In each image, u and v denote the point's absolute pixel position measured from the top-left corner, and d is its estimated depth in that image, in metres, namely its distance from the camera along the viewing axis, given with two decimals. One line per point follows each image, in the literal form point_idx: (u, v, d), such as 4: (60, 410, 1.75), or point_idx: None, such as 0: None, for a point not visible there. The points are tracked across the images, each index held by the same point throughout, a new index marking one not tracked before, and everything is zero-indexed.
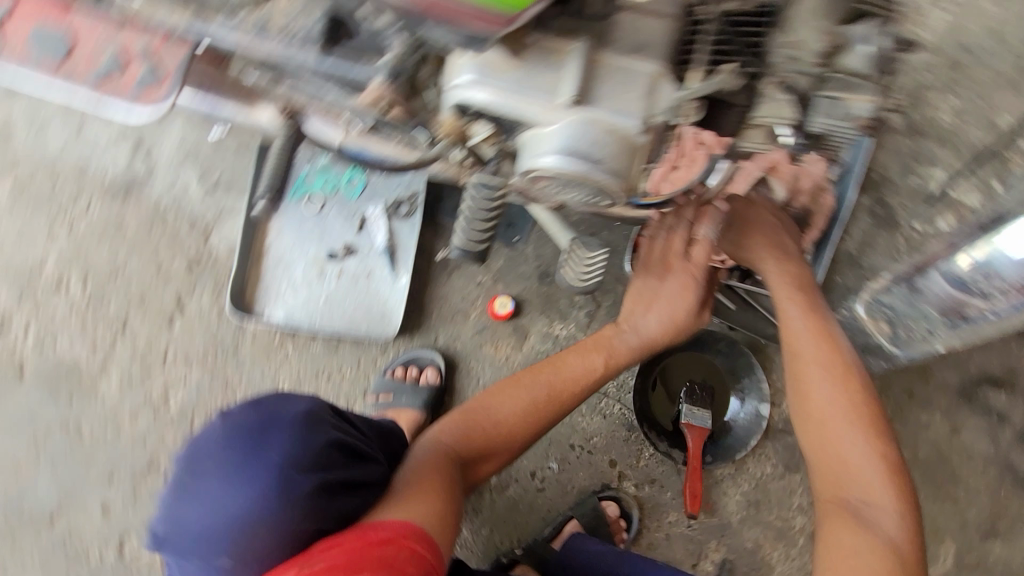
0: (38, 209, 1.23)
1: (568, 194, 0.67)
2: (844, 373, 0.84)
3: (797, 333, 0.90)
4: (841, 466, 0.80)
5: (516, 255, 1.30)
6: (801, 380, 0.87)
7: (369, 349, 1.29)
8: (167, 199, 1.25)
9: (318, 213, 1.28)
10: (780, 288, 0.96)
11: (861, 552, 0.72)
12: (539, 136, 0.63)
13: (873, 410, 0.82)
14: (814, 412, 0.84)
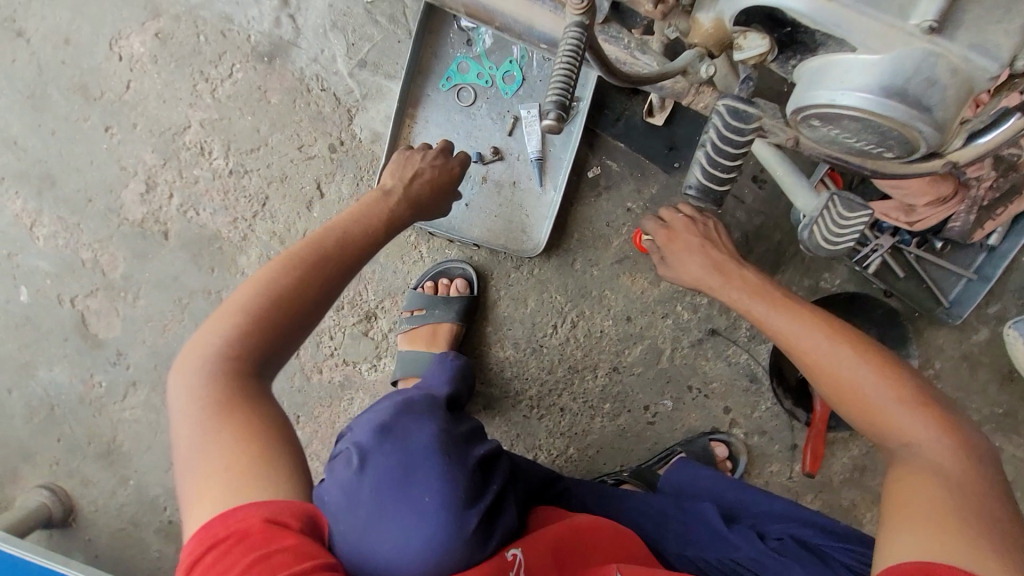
0: (182, 64, 1.16)
1: (851, 134, 0.62)
2: (831, 324, 0.77)
3: (767, 303, 0.84)
4: (870, 415, 0.71)
5: (674, 183, 1.19)
6: (790, 340, 0.78)
7: (502, 264, 1.23)
8: (314, 72, 1.15)
9: (468, 108, 1.16)
10: (729, 270, 0.93)
11: (953, 527, 0.59)
12: (855, 63, 0.57)
13: (883, 352, 0.74)
14: (819, 363, 0.75)
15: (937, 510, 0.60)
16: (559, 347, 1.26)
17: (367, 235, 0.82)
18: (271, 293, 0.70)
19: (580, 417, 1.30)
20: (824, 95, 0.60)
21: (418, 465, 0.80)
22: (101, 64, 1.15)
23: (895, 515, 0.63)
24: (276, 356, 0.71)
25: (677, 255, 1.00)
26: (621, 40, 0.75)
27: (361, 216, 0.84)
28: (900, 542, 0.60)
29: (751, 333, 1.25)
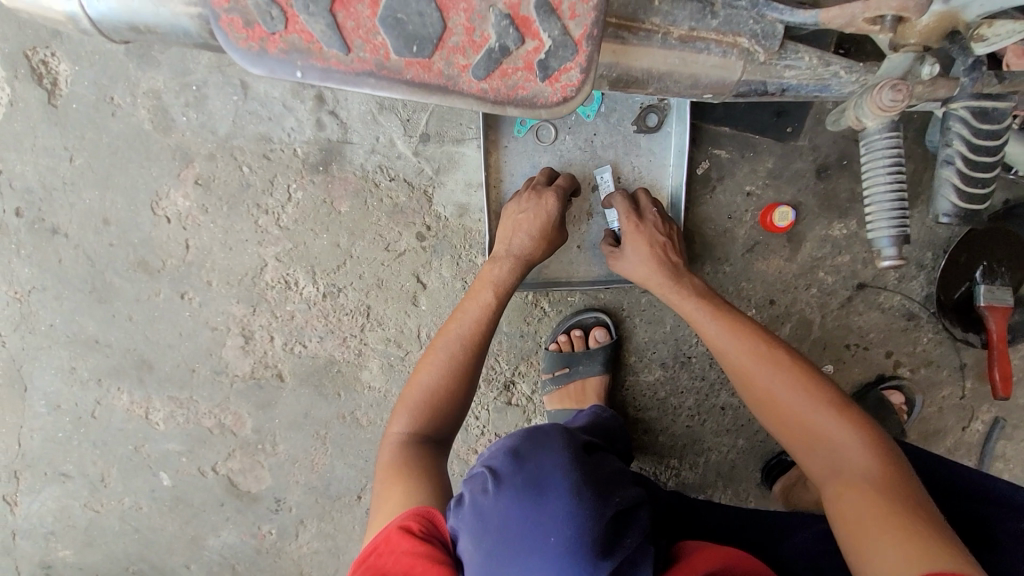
0: (234, 204, 1.04)
1: None
2: (765, 348, 0.84)
3: (706, 321, 0.89)
4: (808, 434, 0.79)
5: (790, 150, 1.08)
6: (736, 366, 0.85)
7: (629, 291, 1.14)
8: (376, 163, 1.04)
9: (552, 146, 1.04)
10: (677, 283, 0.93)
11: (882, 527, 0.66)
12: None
13: (812, 375, 0.82)
14: (762, 390, 0.83)
15: (875, 518, 0.67)
16: (707, 351, 1.20)
17: (470, 341, 0.90)
18: (430, 393, 0.87)
19: (742, 409, 1.25)
20: None
21: (546, 496, 0.69)
22: (151, 232, 1.05)
23: (857, 528, 0.68)
24: (440, 440, 0.87)
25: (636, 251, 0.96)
26: (804, 60, 0.62)
27: (457, 321, 0.92)
28: (871, 554, 0.65)
29: (899, 273, 1.18)
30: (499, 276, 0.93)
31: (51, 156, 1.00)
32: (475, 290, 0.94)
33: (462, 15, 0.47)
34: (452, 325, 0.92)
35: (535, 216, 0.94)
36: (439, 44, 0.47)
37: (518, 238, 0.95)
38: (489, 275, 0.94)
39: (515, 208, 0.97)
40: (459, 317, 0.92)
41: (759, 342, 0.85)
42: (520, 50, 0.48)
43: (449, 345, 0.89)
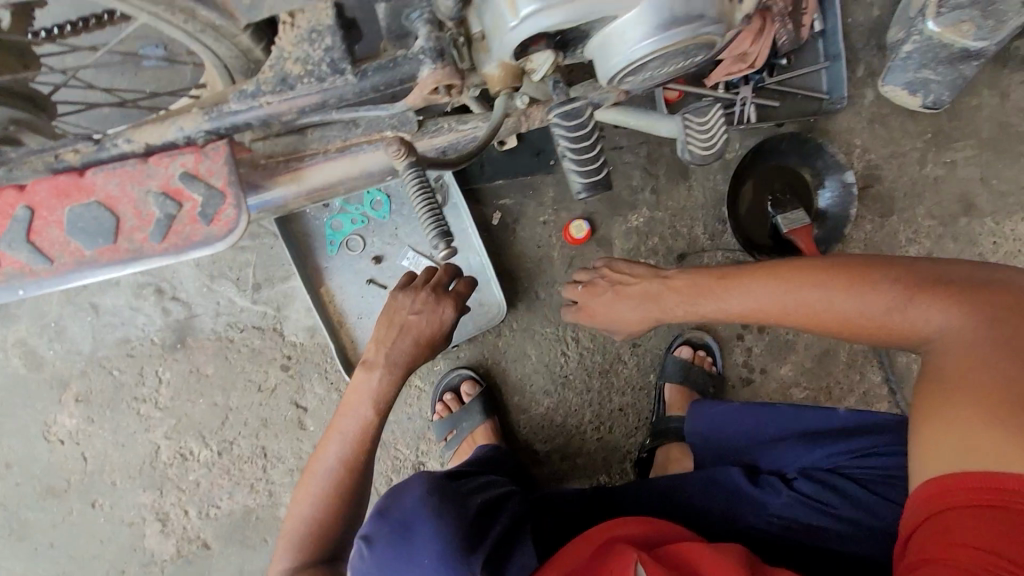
0: (116, 405, 1.16)
1: (662, 69, 0.68)
2: (788, 278, 0.82)
3: (719, 294, 0.88)
4: (882, 328, 0.75)
5: (562, 176, 1.25)
6: (766, 312, 0.84)
7: (485, 341, 1.25)
8: (225, 323, 1.18)
9: (365, 250, 1.20)
10: (662, 297, 0.95)
11: (974, 421, 0.60)
12: (626, 23, 0.63)
13: (859, 277, 0.76)
14: (808, 314, 0.80)
15: (973, 410, 0.61)
16: (580, 364, 1.29)
17: (352, 458, 0.92)
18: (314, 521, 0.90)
19: (638, 403, 1.32)
20: (621, 59, 0.65)
21: (414, 531, 0.77)
22: (50, 459, 1.15)
23: (925, 409, 0.66)
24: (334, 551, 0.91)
25: (609, 310, 1.00)
26: (444, 127, 0.80)
27: (336, 439, 0.92)
28: (921, 438, 0.65)
29: (708, 232, 1.30)
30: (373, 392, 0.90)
31: None
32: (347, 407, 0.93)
33: (130, 205, 0.63)
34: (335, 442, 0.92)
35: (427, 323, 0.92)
36: (118, 232, 0.63)
37: (398, 341, 0.91)
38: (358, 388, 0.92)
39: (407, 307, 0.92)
40: (341, 433, 0.92)
41: (777, 275, 0.83)
42: (180, 214, 0.64)
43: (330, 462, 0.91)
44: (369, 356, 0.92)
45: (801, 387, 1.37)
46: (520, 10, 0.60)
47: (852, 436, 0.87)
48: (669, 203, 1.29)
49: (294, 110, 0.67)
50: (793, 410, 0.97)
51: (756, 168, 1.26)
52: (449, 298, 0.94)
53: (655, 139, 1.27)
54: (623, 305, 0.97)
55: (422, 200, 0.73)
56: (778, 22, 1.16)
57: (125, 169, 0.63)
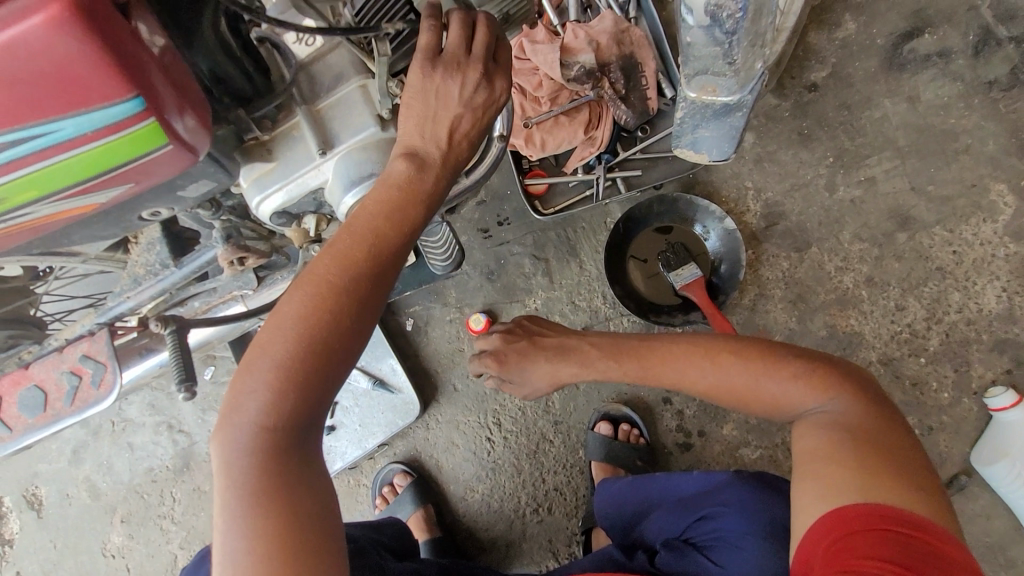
0: (146, 521, 1.49)
1: None
2: (706, 351, 0.91)
3: (644, 361, 0.98)
4: (779, 404, 0.85)
5: (460, 278, 1.41)
6: (686, 380, 0.92)
7: (416, 435, 1.38)
8: None
9: None
10: (574, 356, 1.07)
11: (845, 472, 0.71)
12: (331, 187, 0.81)
13: (766, 351, 0.87)
14: (719, 385, 0.89)
15: (850, 467, 0.71)
16: (507, 449, 1.34)
17: (341, 359, 0.64)
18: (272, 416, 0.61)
19: (573, 482, 1.32)
20: (341, 211, 0.83)
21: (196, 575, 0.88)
22: (105, 571, 1.49)
23: (803, 465, 0.76)
24: (301, 463, 0.63)
25: (518, 371, 1.11)
26: (278, 278, 1.04)
27: (303, 338, 0.62)
28: (809, 491, 0.73)
29: (607, 300, 1.34)
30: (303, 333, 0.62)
31: (42, 551, 1.52)
32: (319, 289, 0.63)
33: (54, 382, 0.93)
34: (288, 384, 0.61)
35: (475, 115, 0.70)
36: (48, 402, 0.93)
37: (432, 177, 0.69)
38: (277, 323, 0.63)
39: (453, 94, 0.68)
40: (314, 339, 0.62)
41: (690, 348, 0.93)
42: (82, 384, 0.92)
43: (277, 395, 0.61)
44: (328, 254, 0.65)
45: (752, 446, 1.25)
46: (251, 200, 0.80)
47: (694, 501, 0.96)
48: (562, 281, 1.37)
49: (149, 297, 0.94)
50: (668, 477, 1.03)
51: (638, 236, 1.32)
52: (504, 78, 0.72)
53: (538, 227, 1.39)
54: (546, 363, 1.08)
55: (174, 353, 0.75)
56: (612, 106, 1.26)
57: (52, 359, 0.94)
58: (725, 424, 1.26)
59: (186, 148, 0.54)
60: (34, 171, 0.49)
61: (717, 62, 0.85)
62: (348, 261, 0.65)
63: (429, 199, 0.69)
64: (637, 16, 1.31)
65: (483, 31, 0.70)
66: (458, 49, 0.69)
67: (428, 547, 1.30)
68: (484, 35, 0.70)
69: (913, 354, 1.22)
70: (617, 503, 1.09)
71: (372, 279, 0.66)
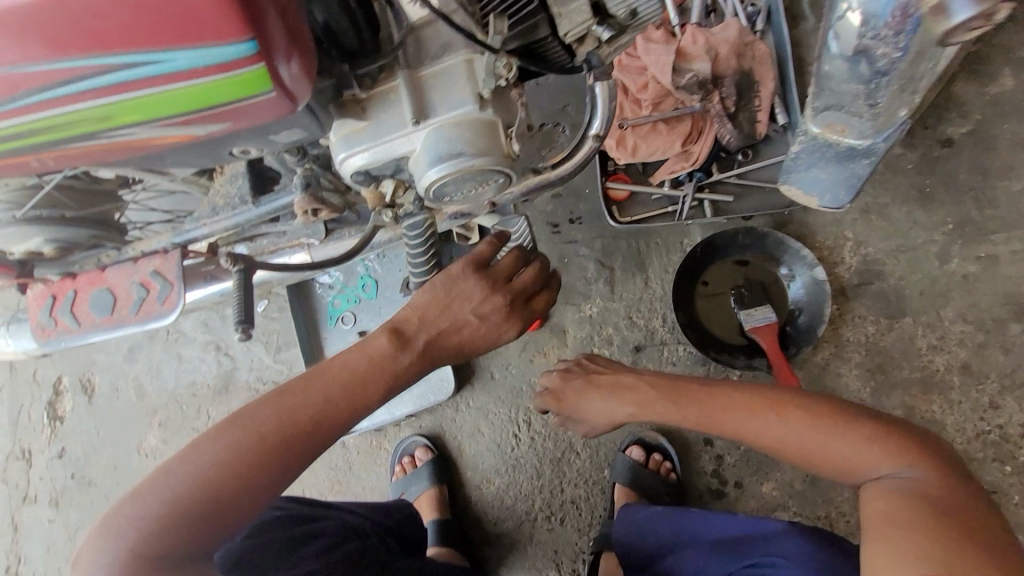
0: (182, 430, 1.58)
1: (465, 187, 0.81)
2: (772, 401, 0.83)
3: (701, 406, 0.90)
4: (846, 466, 0.76)
5: None
6: (749, 433, 0.84)
7: (444, 413, 1.38)
8: (257, 376, 1.54)
9: (354, 326, 1.46)
10: (629, 394, 1.03)
11: (928, 545, 0.61)
12: (415, 159, 0.79)
13: (836, 407, 0.79)
14: (786, 440, 0.80)
15: (932, 540, 0.62)
16: (531, 449, 1.32)
17: (294, 459, 0.69)
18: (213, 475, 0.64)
19: (592, 499, 1.29)
20: (420, 184, 0.80)
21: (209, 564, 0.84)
22: (138, 466, 1.60)
23: (873, 530, 0.67)
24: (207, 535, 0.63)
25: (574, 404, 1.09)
26: (345, 234, 1.05)
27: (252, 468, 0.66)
28: (882, 554, 0.63)
29: (668, 325, 1.28)
30: (288, 415, 0.69)
31: (89, 433, 1.65)
32: (316, 393, 0.72)
33: (124, 289, 0.97)
34: (239, 453, 0.66)
35: (481, 330, 0.85)
36: (116, 306, 0.97)
37: (405, 363, 0.79)
38: (273, 399, 0.70)
39: (473, 306, 0.84)
40: (283, 431, 0.69)
41: (755, 398, 0.85)
42: (148, 297, 0.96)
43: (196, 521, 0.62)
44: (339, 366, 0.75)
45: (790, 511, 1.18)
46: (336, 155, 0.80)
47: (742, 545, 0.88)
48: (624, 294, 1.31)
49: (223, 228, 0.96)
50: (703, 514, 0.97)
51: (715, 261, 1.23)
52: (521, 317, 0.89)
53: (610, 233, 1.33)
54: (599, 399, 1.04)
55: (237, 293, 0.77)
56: (716, 123, 1.18)
57: (126, 267, 0.99)
58: (763, 480, 1.20)
59: (292, 98, 0.54)
60: (146, 93, 0.51)
61: (857, 102, 0.76)
62: (353, 377, 0.75)
63: (395, 377, 0.78)
64: (763, 30, 1.21)
65: (530, 271, 0.90)
66: (512, 252, 0.89)
67: (434, 528, 1.30)
68: (529, 273, 0.90)
69: (997, 460, 1.09)
70: (637, 528, 1.04)
71: (322, 431, 0.71)
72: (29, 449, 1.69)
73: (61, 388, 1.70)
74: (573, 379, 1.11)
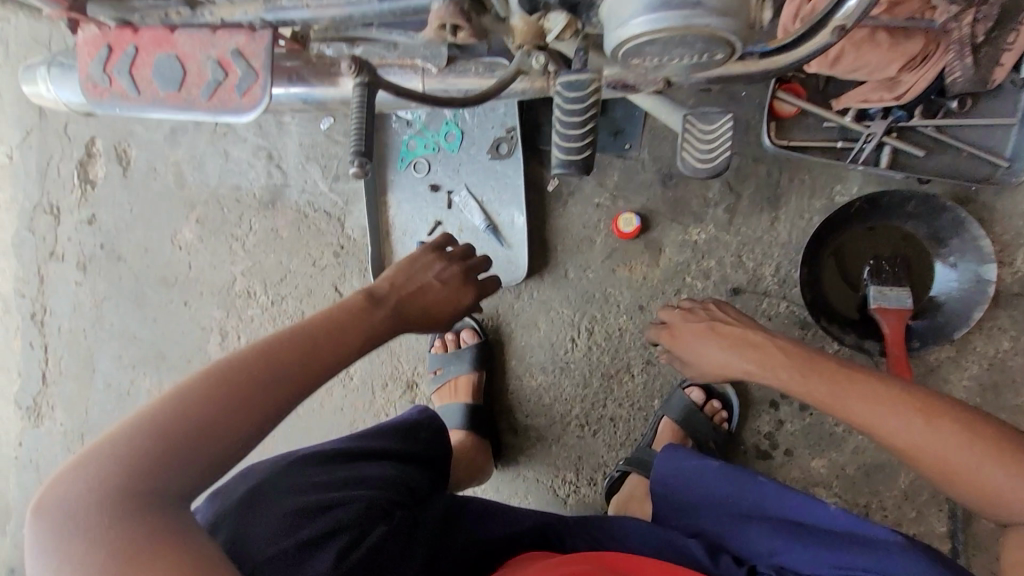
0: (218, 235, 1.47)
1: (668, 57, 0.60)
2: (922, 405, 0.80)
3: (836, 388, 0.87)
4: (986, 491, 0.74)
5: (631, 164, 1.18)
6: (883, 428, 0.81)
7: (504, 297, 1.29)
8: (306, 200, 1.39)
9: (427, 176, 1.29)
10: (752, 352, 0.98)
11: None
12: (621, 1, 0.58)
13: (995, 433, 0.75)
14: (926, 446, 0.78)
15: None
16: (586, 358, 1.26)
17: (263, 408, 0.63)
18: (168, 428, 0.58)
19: (632, 421, 1.27)
20: (611, 35, 0.60)
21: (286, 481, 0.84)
22: (169, 256, 1.51)
23: None
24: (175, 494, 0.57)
25: (685, 345, 1.07)
26: (471, 70, 0.81)
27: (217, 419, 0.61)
28: None
29: (780, 278, 1.14)
30: (260, 358, 0.65)
31: (121, 209, 1.54)
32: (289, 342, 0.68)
33: (194, 63, 0.78)
34: (199, 400, 0.61)
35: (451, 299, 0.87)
36: (183, 81, 0.79)
37: (378, 314, 0.76)
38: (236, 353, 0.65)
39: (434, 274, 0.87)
40: (248, 377, 0.63)
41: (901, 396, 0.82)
42: (225, 82, 0.78)
43: (162, 467, 0.57)
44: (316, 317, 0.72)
45: (828, 489, 1.16)
46: None
47: (821, 534, 0.85)
48: (741, 228, 1.14)
49: (329, 19, 0.75)
50: (778, 491, 0.92)
51: (862, 224, 1.06)
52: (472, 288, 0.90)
53: (752, 154, 1.12)
54: (718, 347, 1.01)
55: (356, 115, 0.60)
56: (953, 52, 0.89)
57: (200, 35, 0.78)
58: (811, 454, 1.18)
59: None
60: None
61: None
62: (334, 325, 0.72)
63: (377, 326, 0.76)
64: None
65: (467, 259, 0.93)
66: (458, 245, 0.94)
67: (464, 411, 1.28)
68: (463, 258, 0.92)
69: None
70: (684, 476, 1.03)
71: (309, 378, 0.67)
72: (55, 206, 1.58)
73: (94, 150, 1.55)
74: (693, 321, 1.08)
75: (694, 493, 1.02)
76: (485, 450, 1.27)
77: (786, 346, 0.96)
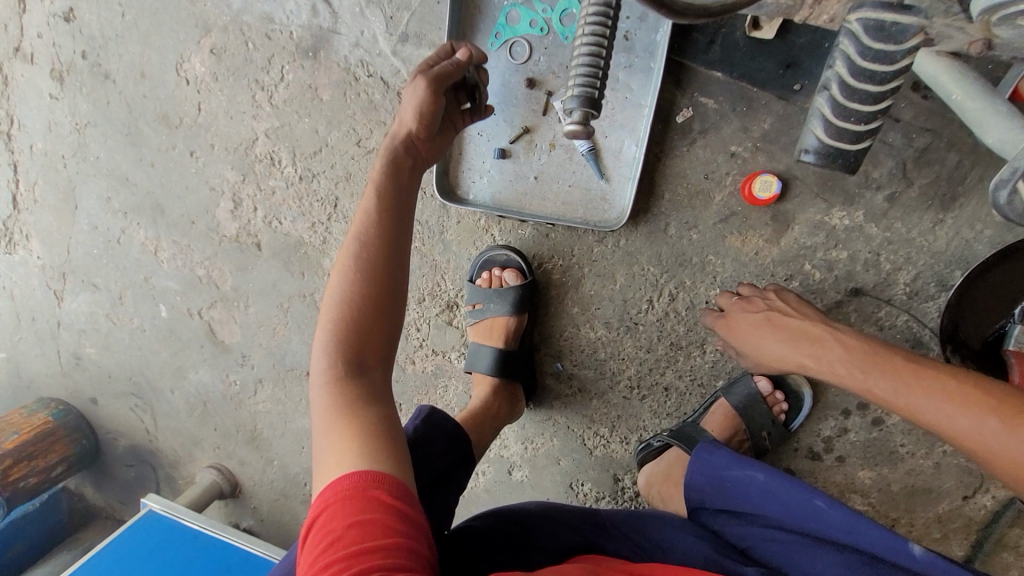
0: (237, 76, 1.17)
1: None
2: (1001, 401, 0.64)
3: (897, 381, 0.73)
4: None
5: (791, 112, 0.95)
6: (954, 432, 0.66)
7: (584, 237, 1.10)
8: (360, 58, 1.10)
9: (524, 64, 1.00)
10: (808, 345, 0.84)
11: None
12: None
13: None
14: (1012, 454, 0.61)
15: None
16: (658, 323, 1.11)
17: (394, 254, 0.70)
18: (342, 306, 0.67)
19: (686, 397, 1.16)
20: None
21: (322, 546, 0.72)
22: (173, 91, 1.21)
23: None
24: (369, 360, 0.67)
25: (743, 335, 0.94)
26: None
27: (353, 307, 0.67)
28: None
29: (910, 289, 0.98)
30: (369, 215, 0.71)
31: (108, 9, 1.19)
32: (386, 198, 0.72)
33: None
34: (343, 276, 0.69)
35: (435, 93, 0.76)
36: None
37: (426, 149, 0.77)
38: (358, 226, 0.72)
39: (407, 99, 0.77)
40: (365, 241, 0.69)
41: (971, 391, 0.66)
42: None
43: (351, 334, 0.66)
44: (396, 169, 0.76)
45: (866, 499, 1.14)
46: None
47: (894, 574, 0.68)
48: (894, 224, 0.96)
49: None
50: (848, 516, 0.74)
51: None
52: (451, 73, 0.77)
53: (942, 138, 0.91)
54: (769, 340, 0.89)
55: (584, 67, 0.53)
56: None
57: None
58: (865, 465, 1.13)
59: None
60: None
61: None
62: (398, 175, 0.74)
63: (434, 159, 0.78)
64: None
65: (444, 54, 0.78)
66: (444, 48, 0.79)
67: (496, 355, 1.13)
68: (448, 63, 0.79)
69: None
70: (727, 486, 0.88)
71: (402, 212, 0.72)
72: None
73: None
74: (749, 311, 0.94)
75: (742, 504, 0.86)
76: (512, 399, 1.13)
77: (846, 338, 0.81)
